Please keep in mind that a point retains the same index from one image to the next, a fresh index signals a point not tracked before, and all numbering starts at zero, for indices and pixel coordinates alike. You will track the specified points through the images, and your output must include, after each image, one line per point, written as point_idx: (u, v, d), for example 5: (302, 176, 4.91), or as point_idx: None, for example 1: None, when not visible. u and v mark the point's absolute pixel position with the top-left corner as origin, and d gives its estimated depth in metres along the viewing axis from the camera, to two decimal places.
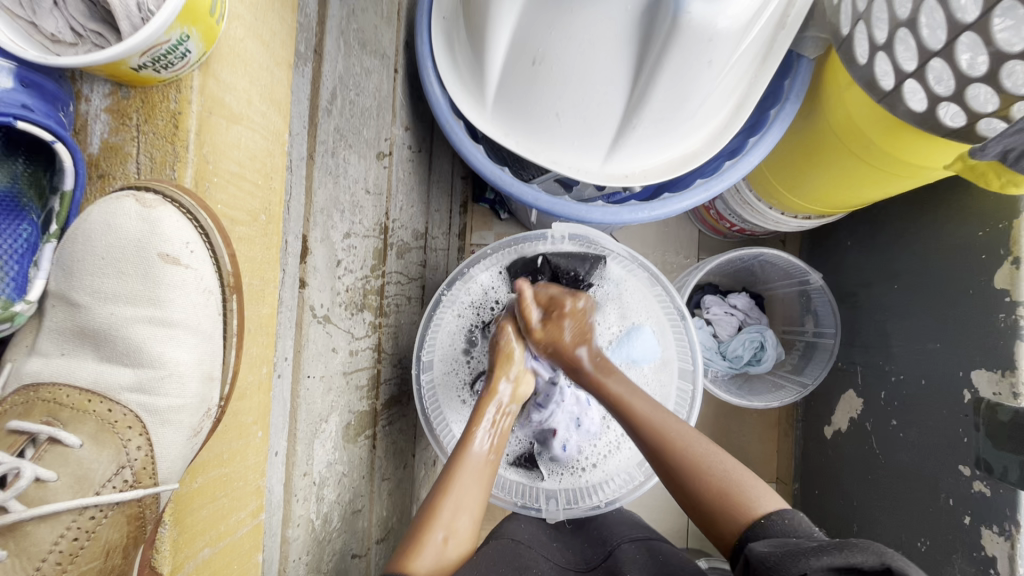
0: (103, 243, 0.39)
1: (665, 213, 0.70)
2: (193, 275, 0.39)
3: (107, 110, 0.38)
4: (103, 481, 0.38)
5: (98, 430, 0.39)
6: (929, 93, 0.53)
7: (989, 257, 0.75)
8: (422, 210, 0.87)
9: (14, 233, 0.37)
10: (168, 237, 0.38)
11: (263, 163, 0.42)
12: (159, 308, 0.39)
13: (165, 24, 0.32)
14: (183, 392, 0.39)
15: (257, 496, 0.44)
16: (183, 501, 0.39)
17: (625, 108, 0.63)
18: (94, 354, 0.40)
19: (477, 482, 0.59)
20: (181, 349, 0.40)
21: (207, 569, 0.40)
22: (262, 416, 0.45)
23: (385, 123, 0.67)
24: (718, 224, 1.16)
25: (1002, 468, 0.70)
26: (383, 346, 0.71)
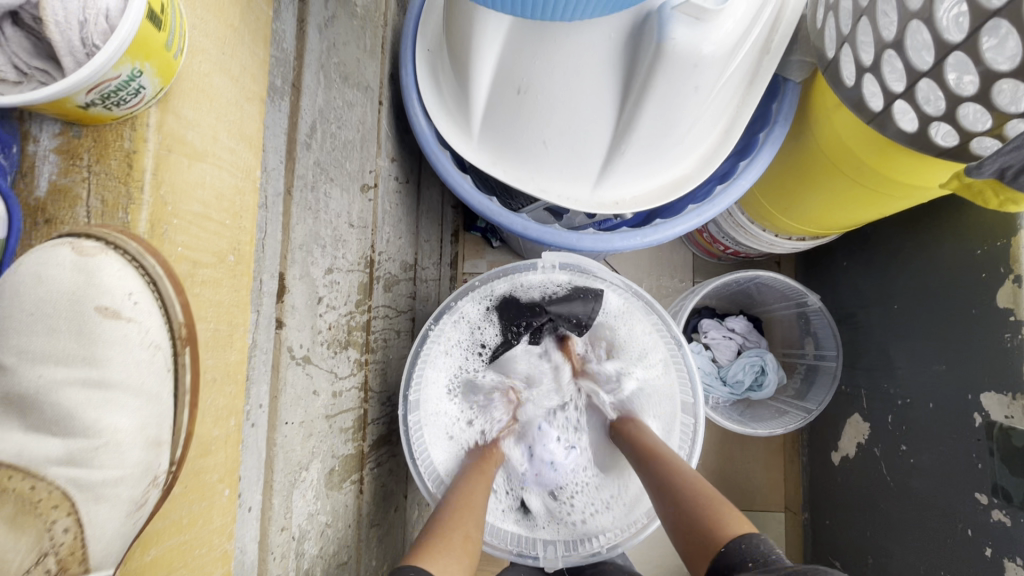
0: (34, 297, 0.34)
1: (658, 238, 0.68)
2: (136, 328, 0.35)
3: (57, 151, 0.35)
4: (21, 572, 0.31)
5: (16, 512, 0.32)
6: (920, 113, 0.52)
7: (989, 275, 0.73)
8: (410, 242, 0.86)
9: None
10: (110, 288, 0.35)
11: (231, 202, 0.40)
12: (95, 367, 0.35)
13: (114, 58, 0.29)
14: (121, 462, 0.35)
15: (223, 563, 0.40)
16: None
17: (613, 134, 0.62)
18: (20, 423, 0.34)
19: (480, 492, 0.60)
20: (121, 414, 0.35)
21: None
22: (229, 473, 0.41)
23: (370, 155, 0.66)
24: (711, 247, 1.15)
25: (1022, 496, 0.67)
26: (371, 383, 0.69)
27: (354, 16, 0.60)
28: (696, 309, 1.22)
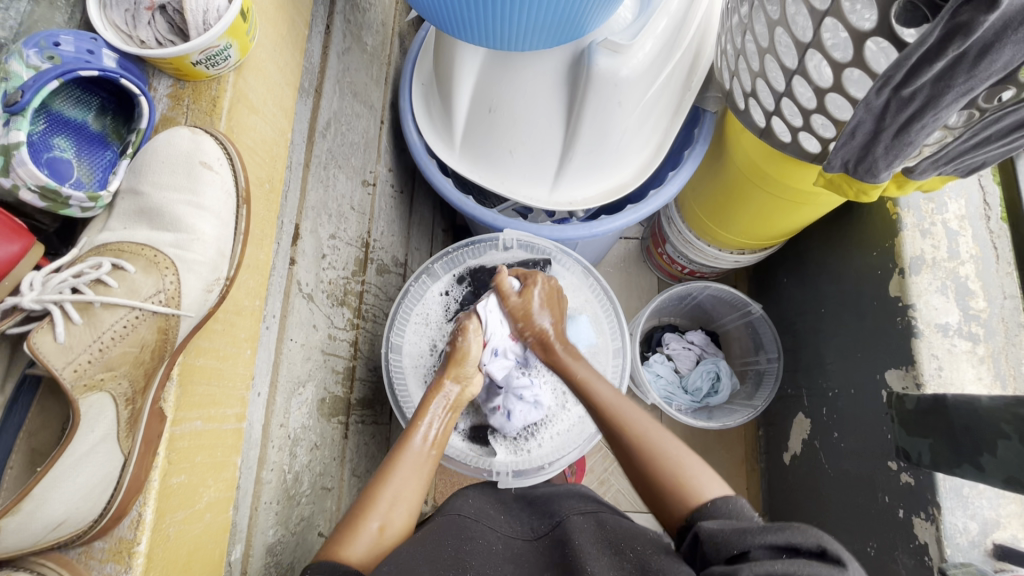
0: (164, 153, 0.49)
1: (603, 231, 0.83)
2: (218, 176, 0.48)
3: (169, 96, 0.51)
4: (148, 296, 0.46)
5: (148, 264, 0.47)
6: (789, 125, 0.69)
7: (884, 272, 0.88)
8: (402, 242, 1.00)
9: (100, 155, 0.50)
10: (207, 151, 0.48)
11: (271, 148, 0.55)
12: (195, 195, 0.49)
13: (218, 33, 0.46)
14: (205, 251, 0.48)
15: (240, 404, 0.50)
16: (186, 371, 0.46)
17: (563, 144, 0.79)
18: (148, 225, 0.49)
19: (414, 472, 0.61)
20: (205, 221, 0.49)
21: (195, 438, 0.45)
22: (252, 338, 0.53)
23: (370, 159, 0.82)
24: (671, 268, 1.29)
25: (918, 454, 0.77)
26: (360, 347, 0.81)
27: (364, 52, 0.78)
28: (659, 324, 1.35)
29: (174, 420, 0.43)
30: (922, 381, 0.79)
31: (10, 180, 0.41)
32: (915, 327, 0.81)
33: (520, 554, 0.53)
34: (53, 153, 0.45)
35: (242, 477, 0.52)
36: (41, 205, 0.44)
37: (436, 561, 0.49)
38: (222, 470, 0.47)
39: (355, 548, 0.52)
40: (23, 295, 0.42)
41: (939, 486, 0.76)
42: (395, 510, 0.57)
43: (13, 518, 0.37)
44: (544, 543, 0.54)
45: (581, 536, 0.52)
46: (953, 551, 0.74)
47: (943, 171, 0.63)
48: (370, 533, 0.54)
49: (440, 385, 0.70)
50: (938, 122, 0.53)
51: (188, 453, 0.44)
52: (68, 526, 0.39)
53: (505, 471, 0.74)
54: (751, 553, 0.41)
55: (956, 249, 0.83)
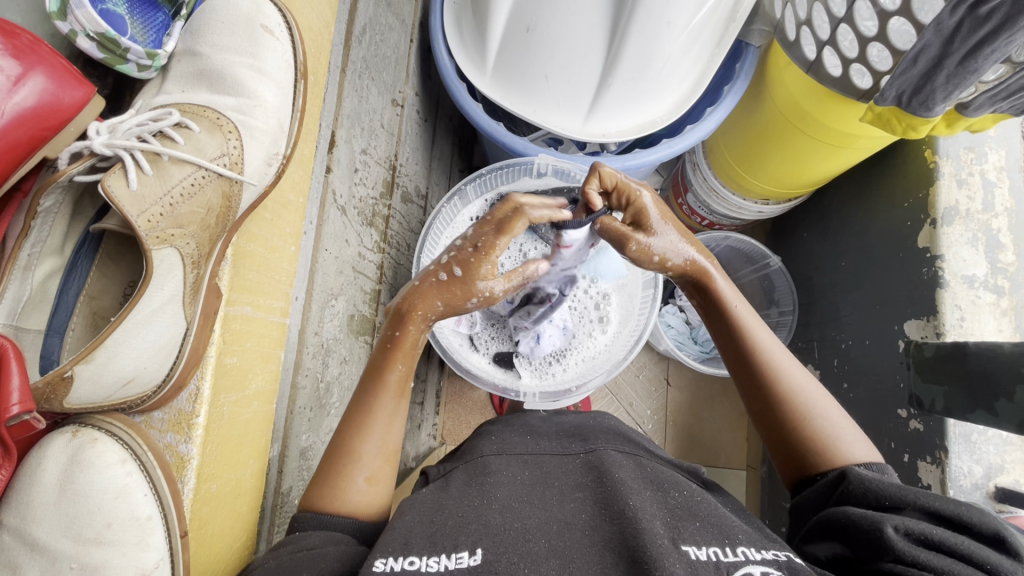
0: (224, 14, 0.52)
1: (635, 164, 0.81)
2: (278, 42, 0.51)
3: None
4: (212, 158, 0.49)
5: (211, 126, 0.50)
6: (841, 57, 0.67)
7: (914, 223, 0.87)
8: (424, 173, 0.98)
9: (154, 16, 0.52)
10: (270, 15, 0.51)
11: (313, 41, 0.54)
12: (256, 60, 0.51)
13: None
14: (267, 118, 0.50)
15: (285, 299, 0.52)
16: (240, 254, 0.49)
17: (601, 70, 0.76)
18: (207, 88, 0.51)
19: (389, 426, 0.54)
20: (268, 89, 0.51)
21: (246, 321, 0.47)
22: (296, 234, 0.54)
23: (401, 78, 0.79)
24: (689, 220, 1.27)
25: (930, 400, 0.79)
26: (385, 272, 0.80)
27: None
28: None
29: (229, 299, 0.46)
30: (943, 330, 0.80)
31: (69, 25, 0.43)
32: (941, 277, 0.81)
33: (550, 475, 0.53)
34: (107, 5, 0.47)
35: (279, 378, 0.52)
36: (100, 57, 0.46)
37: (462, 502, 0.49)
38: (268, 361, 0.49)
39: (347, 499, 0.50)
40: (92, 139, 0.43)
41: (948, 431, 0.78)
42: (378, 456, 0.53)
43: (85, 367, 0.40)
44: (576, 463, 0.55)
45: (622, 469, 0.52)
46: (955, 492, 0.76)
47: (998, 109, 0.62)
48: (360, 485, 0.51)
49: (405, 336, 0.55)
50: (1009, 47, 0.51)
51: (239, 337, 0.47)
52: (136, 385, 0.43)
53: (531, 392, 0.77)
54: (905, 511, 0.45)
55: (991, 201, 0.82)
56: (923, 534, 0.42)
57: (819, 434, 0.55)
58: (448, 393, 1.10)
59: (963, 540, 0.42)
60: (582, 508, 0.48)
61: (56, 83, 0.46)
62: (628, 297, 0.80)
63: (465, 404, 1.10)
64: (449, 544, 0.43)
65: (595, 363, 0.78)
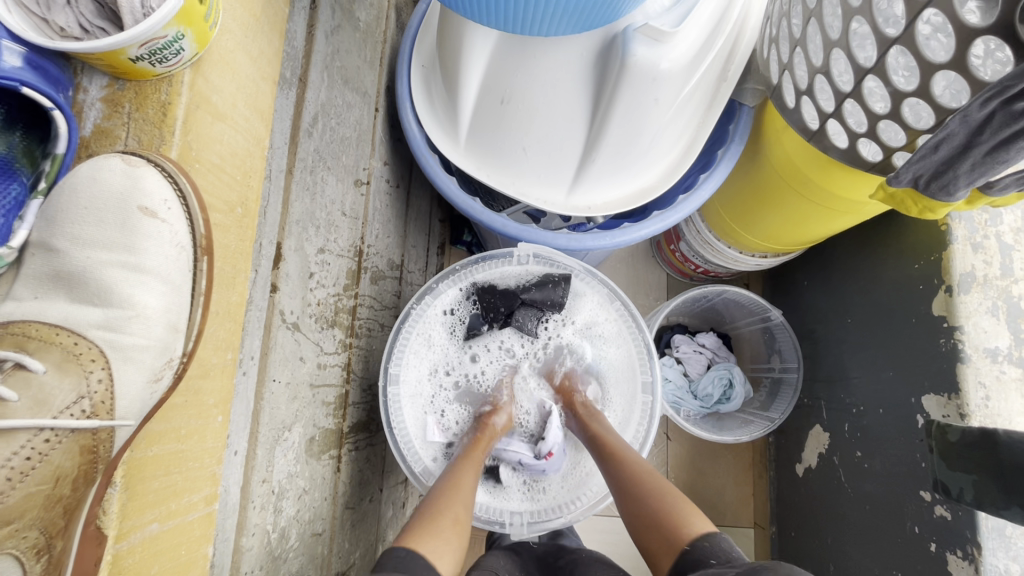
0: (87, 195, 0.40)
1: (625, 239, 0.74)
2: (168, 228, 0.42)
3: (103, 100, 0.42)
4: (61, 408, 0.38)
5: (62, 359, 0.39)
6: (849, 131, 0.61)
7: (926, 287, 0.81)
8: (398, 242, 0.90)
9: (5, 190, 0.40)
10: (149, 193, 0.40)
11: (243, 161, 0.46)
12: (132, 254, 0.41)
13: (164, 21, 0.37)
14: (148, 334, 0.41)
15: (211, 483, 0.44)
16: (135, 468, 0.39)
17: (585, 143, 0.69)
18: (66, 295, 0.41)
19: (472, 471, 0.63)
20: (149, 294, 0.41)
21: (154, 544, 0.39)
22: (223, 400, 0.45)
23: (364, 154, 0.72)
24: (683, 267, 1.20)
25: (958, 490, 0.72)
26: (354, 368, 0.72)
27: (357, 29, 0.67)
28: (669, 326, 1.28)
29: (118, 535, 0.37)
30: (967, 411, 0.73)
31: None
32: (962, 351, 0.75)
33: None
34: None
35: (213, 557, 0.44)
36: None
37: None
38: (188, 570, 0.41)
39: (432, 542, 0.53)
40: None
41: (980, 525, 0.71)
42: (466, 510, 0.58)
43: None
44: None
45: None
46: None
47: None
48: (447, 523, 0.55)
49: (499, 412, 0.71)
50: None
51: (147, 561, 0.38)
52: None
53: (518, 519, 0.68)
54: None
55: (1010, 266, 0.76)
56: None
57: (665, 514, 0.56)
58: None
59: None
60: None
61: None
62: (622, 401, 0.73)
63: None
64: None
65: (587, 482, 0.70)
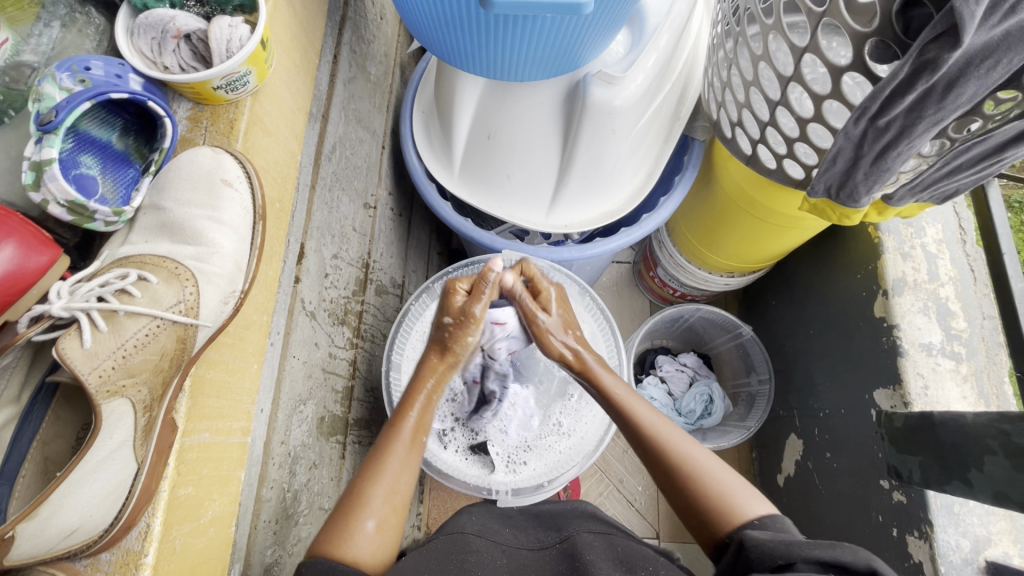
0: (187, 171, 0.52)
1: (597, 252, 0.85)
2: (236, 193, 0.52)
3: (188, 118, 0.54)
4: (169, 305, 0.49)
5: (169, 276, 0.51)
6: (774, 153, 0.73)
7: (868, 293, 0.91)
8: (400, 263, 1.01)
9: (124, 173, 0.52)
10: (229, 168, 0.52)
11: (282, 170, 0.59)
12: (216, 211, 0.53)
13: (239, 62, 0.49)
14: (223, 264, 0.52)
15: (246, 419, 0.51)
16: (198, 382, 0.48)
17: (559, 169, 0.82)
18: (169, 239, 0.53)
19: (401, 469, 0.58)
20: (226, 237, 0.53)
21: (202, 450, 0.46)
22: (259, 352, 0.55)
23: (372, 182, 0.84)
24: (662, 291, 1.31)
25: (908, 471, 0.79)
26: (359, 367, 0.81)
27: (368, 81, 0.81)
28: (653, 347, 1.37)
29: (185, 431, 0.45)
30: (910, 399, 0.81)
31: (41, 195, 0.44)
32: (900, 346, 0.84)
33: (526, 562, 0.57)
34: (81, 169, 0.48)
35: (242, 496, 0.51)
36: (68, 219, 0.46)
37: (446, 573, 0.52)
38: (226, 484, 0.48)
39: (350, 547, 0.52)
40: (53, 302, 0.44)
41: (930, 504, 0.77)
42: (385, 505, 0.56)
43: (29, 524, 0.38)
44: (551, 554, 0.58)
45: (592, 551, 0.56)
46: (947, 569, 0.74)
47: (919, 197, 0.67)
48: (365, 533, 0.53)
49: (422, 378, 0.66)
50: (912, 150, 0.57)
51: (197, 465, 0.46)
52: (81, 534, 0.40)
53: (504, 489, 0.76)
54: (796, 564, 0.45)
55: (936, 271, 0.86)
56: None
57: (713, 490, 0.58)
58: (431, 481, 1.08)
59: None
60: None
61: (21, 249, 0.43)
62: None
63: (450, 493, 1.08)
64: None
65: (562, 461, 0.77)
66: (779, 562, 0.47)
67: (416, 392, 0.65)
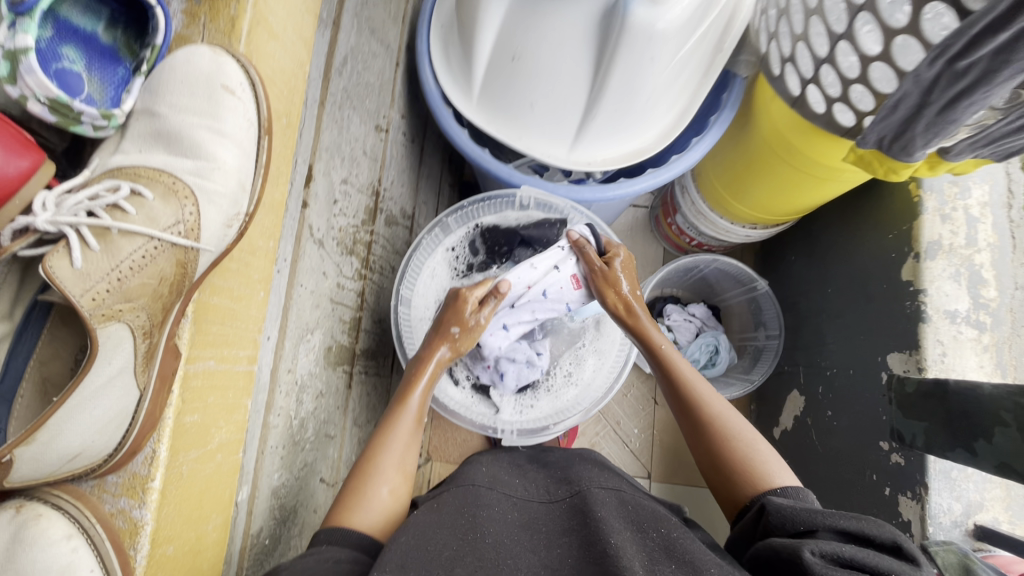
0: (183, 73, 0.48)
1: (620, 194, 0.81)
2: (241, 104, 0.49)
3: (184, 12, 0.49)
4: (166, 226, 0.47)
5: (165, 192, 0.48)
6: (825, 95, 0.67)
7: (898, 255, 0.87)
8: (410, 192, 0.97)
9: (112, 71, 0.47)
10: (231, 74, 0.48)
11: (289, 80, 0.53)
12: (216, 121, 0.50)
13: None
14: (225, 181, 0.49)
15: (252, 346, 0.50)
16: (202, 307, 0.46)
17: (587, 100, 0.75)
18: (164, 149, 0.49)
19: (405, 443, 0.64)
20: (228, 152, 0.49)
21: (207, 377, 0.45)
22: (266, 279, 0.52)
23: (385, 102, 0.78)
24: (679, 240, 1.27)
25: (912, 435, 0.79)
26: (367, 298, 0.79)
27: None
28: (662, 295, 1.34)
29: (189, 358, 0.44)
30: (924, 365, 0.80)
31: (18, 90, 0.40)
32: (924, 312, 0.81)
33: (537, 517, 0.60)
34: (62, 63, 0.43)
35: (248, 424, 0.51)
36: (51, 119, 0.43)
37: (455, 532, 0.55)
38: (233, 412, 0.48)
39: (366, 511, 0.57)
40: (37, 216, 0.41)
41: (929, 468, 0.78)
42: (398, 472, 0.61)
43: (27, 449, 0.38)
44: (562, 509, 0.61)
45: (604, 508, 0.58)
46: (934, 529, 0.76)
47: (980, 153, 0.62)
48: (379, 499, 0.58)
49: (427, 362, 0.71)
50: (987, 100, 0.51)
51: (202, 392, 0.45)
52: (84, 458, 0.41)
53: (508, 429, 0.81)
54: (818, 532, 0.51)
55: (974, 237, 0.82)
56: (836, 554, 0.47)
57: (748, 457, 0.63)
58: (433, 412, 1.10)
59: (870, 555, 0.47)
60: (568, 552, 0.55)
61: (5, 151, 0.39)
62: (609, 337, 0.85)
63: (452, 425, 1.10)
64: (446, 570, 0.49)
65: (562, 405, 0.83)
66: (801, 527, 0.52)
67: (421, 372, 0.70)
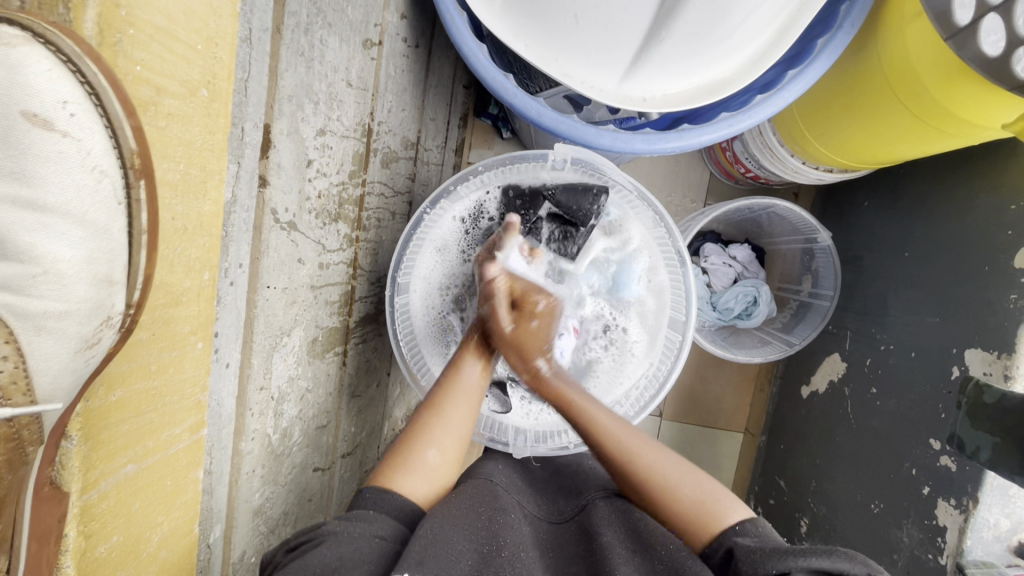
0: None
1: (682, 145, 0.64)
2: (74, 146, 0.34)
3: None
4: None
5: None
6: (1010, 35, 0.49)
7: (1015, 234, 0.71)
8: (415, 115, 0.78)
9: None
10: (39, 91, 0.32)
11: (203, 23, 0.37)
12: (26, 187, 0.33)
13: None
14: (65, 296, 0.36)
15: (195, 411, 0.46)
16: (94, 416, 0.38)
17: (657, 16, 0.55)
18: None
19: (464, 413, 0.62)
20: (59, 243, 0.35)
21: (131, 482, 0.42)
22: (201, 327, 0.44)
23: (376, 5, 0.58)
24: (732, 169, 1.03)
25: (974, 447, 0.69)
26: (361, 262, 0.66)
27: None
28: (701, 233, 1.17)
29: (86, 486, 0.39)
30: (1014, 374, 0.68)
31: None
32: None
33: (545, 536, 0.57)
34: None
35: (201, 497, 0.49)
36: None
37: (473, 542, 0.50)
38: (177, 497, 0.46)
39: (411, 476, 0.57)
40: None
41: (985, 482, 0.70)
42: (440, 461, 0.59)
43: None
44: (568, 529, 0.58)
45: (609, 530, 0.55)
46: (973, 543, 0.70)
47: None
48: (423, 465, 0.58)
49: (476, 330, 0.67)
50: None
51: (127, 501, 0.42)
52: None
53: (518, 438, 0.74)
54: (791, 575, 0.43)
55: None
56: None
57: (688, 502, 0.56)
58: None
59: None
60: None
61: None
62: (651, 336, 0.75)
63: None
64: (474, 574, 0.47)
65: None
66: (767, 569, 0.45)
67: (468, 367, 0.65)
